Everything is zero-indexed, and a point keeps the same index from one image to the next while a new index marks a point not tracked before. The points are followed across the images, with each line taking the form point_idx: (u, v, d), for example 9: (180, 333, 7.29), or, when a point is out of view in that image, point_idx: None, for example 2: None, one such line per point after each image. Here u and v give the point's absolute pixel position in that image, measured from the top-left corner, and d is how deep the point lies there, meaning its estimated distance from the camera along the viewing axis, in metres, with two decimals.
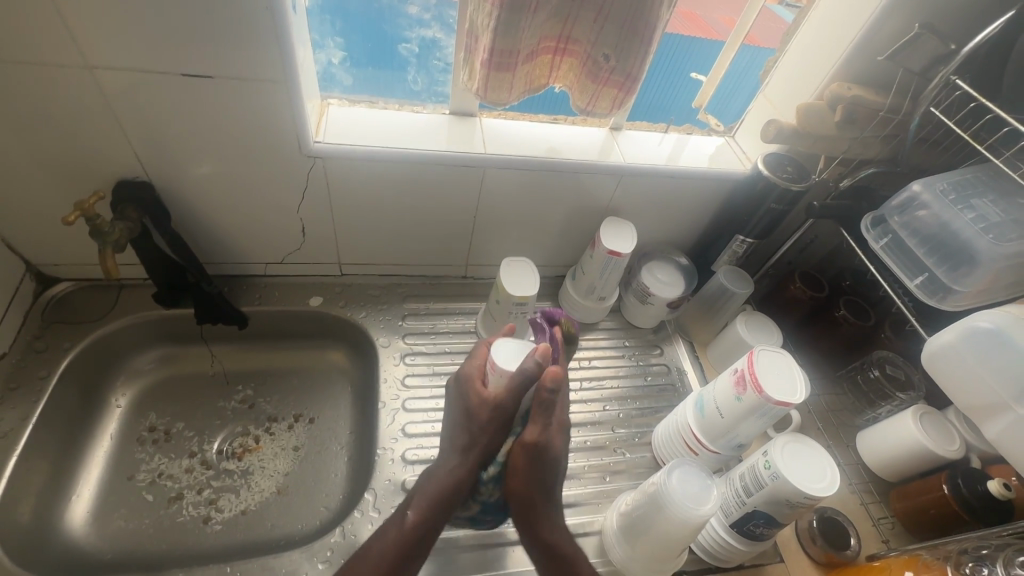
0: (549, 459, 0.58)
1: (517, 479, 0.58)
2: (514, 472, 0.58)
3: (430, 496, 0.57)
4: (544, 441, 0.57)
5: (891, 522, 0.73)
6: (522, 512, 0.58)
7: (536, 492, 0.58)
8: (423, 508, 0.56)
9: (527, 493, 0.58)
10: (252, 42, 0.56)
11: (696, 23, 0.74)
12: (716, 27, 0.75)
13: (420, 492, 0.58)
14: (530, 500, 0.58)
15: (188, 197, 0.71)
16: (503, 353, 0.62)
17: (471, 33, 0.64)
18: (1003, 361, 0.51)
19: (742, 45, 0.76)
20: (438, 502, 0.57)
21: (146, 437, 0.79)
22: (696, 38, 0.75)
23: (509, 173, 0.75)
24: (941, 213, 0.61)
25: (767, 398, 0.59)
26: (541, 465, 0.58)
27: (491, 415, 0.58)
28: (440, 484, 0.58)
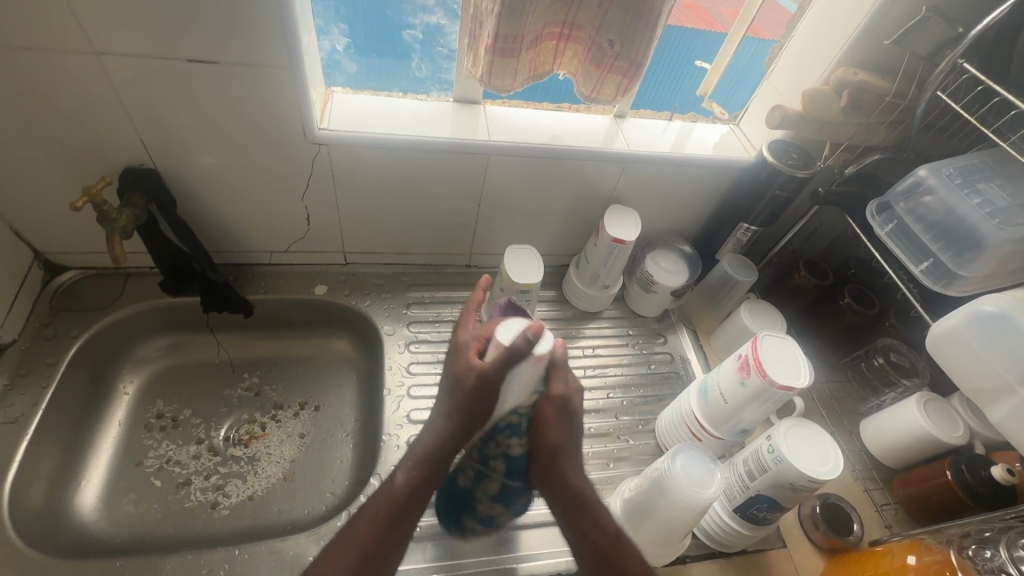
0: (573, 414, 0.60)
1: (547, 430, 0.58)
2: (546, 426, 0.58)
3: (421, 459, 0.57)
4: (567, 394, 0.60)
5: (894, 508, 0.73)
6: (551, 465, 0.58)
7: (566, 445, 0.59)
8: (412, 469, 0.56)
9: (559, 442, 0.58)
10: (257, 28, 0.56)
11: (700, 14, 0.74)
12: (720, 17, 0.75)
13: (410, 453, 0.58)
14: (558, 452, 0.58)
15: (195, 185, 0.71)
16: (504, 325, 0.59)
17: (475, 19, 0.64)
18: (1008, 345, 0.51)
19: (746, 36, 0.76)
20: (424, 463, 0.57)
21: (154, 424, 0.79)
22: (699, 31, 0.75)
23: (513, 161, 0.75)
24: (947, 198, 0.61)
25: (770, 382, 0.60)
26: (569, 417, 0.59)
27: (475, 385, 0.56)
28: (427, 448, 0.57)
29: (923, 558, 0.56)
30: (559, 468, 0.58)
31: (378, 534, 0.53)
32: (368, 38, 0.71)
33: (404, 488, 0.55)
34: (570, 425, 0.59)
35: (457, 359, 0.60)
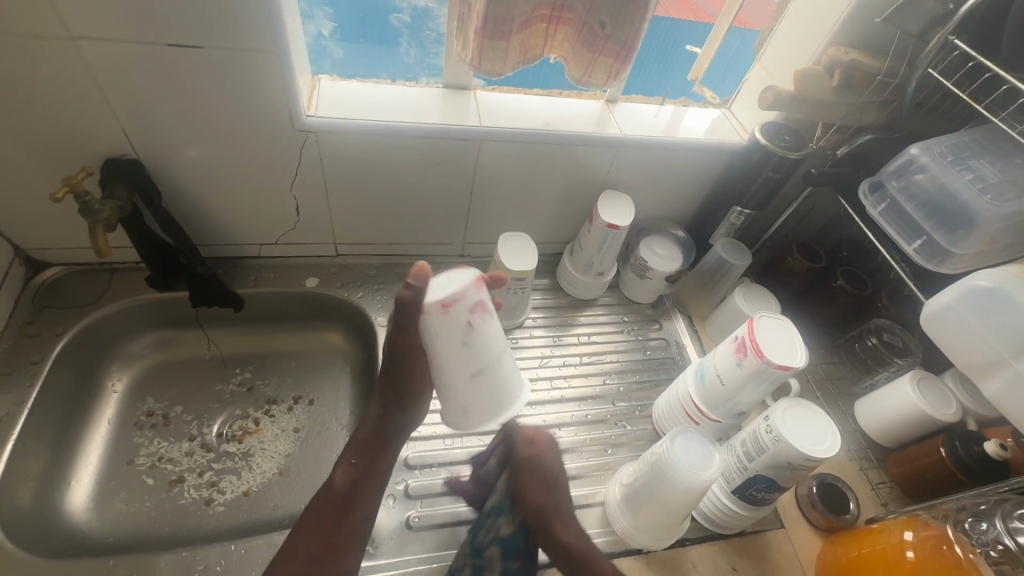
0: (553, 479, 0.62)
1: (530, 496, 0.60)
2: (526, 489, 0.61)
3: (357, 451, 0.62)
4: (534, 455, 0.63)
5: (889, 486, 0.74)
6: (537, 525, 0.59)
7: (551, 505, 0.60)
8: (352, 461, 0.62)
9: (541, 507, 0.60)
10: (238, 9, 0.54)
11: (686, 6, 0.74)
12: (705, 10, 0.75)
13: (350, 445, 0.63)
14: (545, 509, 0.59)
15: (179, 176, 0.69)
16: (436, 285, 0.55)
17: (464, 1, 0.63)
18: (1001, 319, 0.51)
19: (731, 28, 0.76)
20: (364, 453, 0.62)
21: (144, 421, 0.78)
22: (687, 23, 0.75)
23: (505, 147, 0.75)
24: (939, 175, 0.61)
25: (767, 362, 0.59)
26: (548, 485, 0.61)
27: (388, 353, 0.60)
28: (364, 438, 0.63)
29: (920, 534, 0.56)
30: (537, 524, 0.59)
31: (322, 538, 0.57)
32: (354, 23, 0.69)
33: (345, 486, 0.60)
34: (546, 482, 0.61)
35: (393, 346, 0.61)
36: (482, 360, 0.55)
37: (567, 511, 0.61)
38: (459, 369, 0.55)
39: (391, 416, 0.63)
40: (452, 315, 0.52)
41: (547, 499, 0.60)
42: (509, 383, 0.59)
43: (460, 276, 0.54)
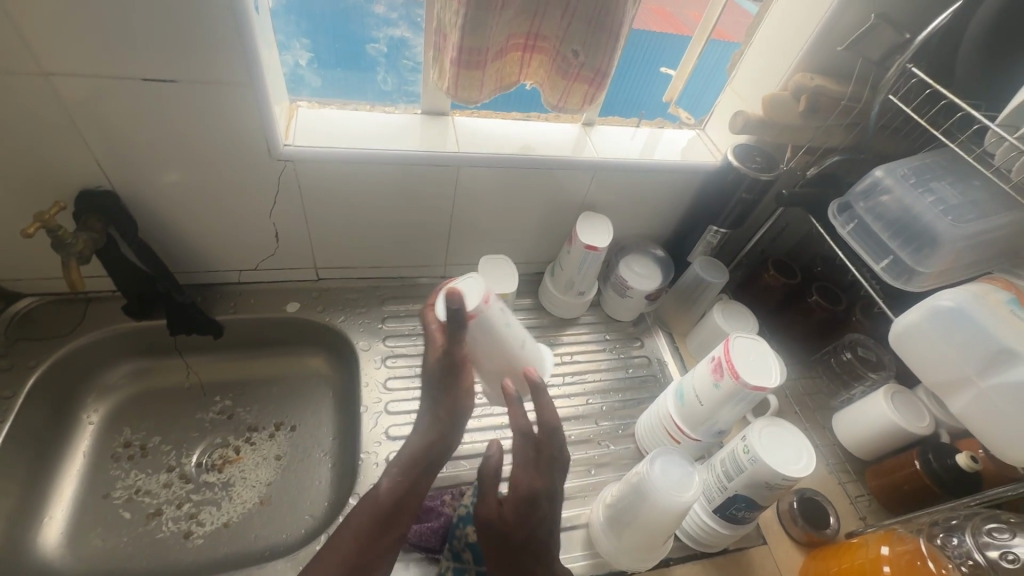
0: (519, 546, 0.55)
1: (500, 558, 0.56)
2: (490, 555, 0.57)
3: (408, 462, 0.59)
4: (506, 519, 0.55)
5: (868, 499, 0.75)
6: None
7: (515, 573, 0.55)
8: (400, 471, 0.58)
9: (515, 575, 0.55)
10: (212, 44, 0.55)
11: (666, 19, 0.76)
12: (684, 22, 0.77)
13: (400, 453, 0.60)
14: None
15: (155, 206, 0.69)
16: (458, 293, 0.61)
17: (439, 32, 0.64)
18: (965, 339, 0.53)
19: (709, 40, 0.78)
20: (414, 466, 0.59)
21: (121, 453, 0.77)
22: (667, 35, 0.77)
23: (484, 171, 0.75)
24: (903, 197, 0.63)
25: (743, 383, 0.60)
26: (515, 552, 0.55)
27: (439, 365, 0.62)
28: (415, 452, 0.60)
29: (896, 548, 0.57)
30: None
31: (362, 547, 0.53)
32: (332, 52, 0.69)
33: (389, 496, 0.56)
34: (529, 549, 0.55)
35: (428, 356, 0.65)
36: (519, 338, 0.63)
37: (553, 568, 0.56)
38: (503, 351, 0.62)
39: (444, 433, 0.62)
40: (493, 304, 0.60)
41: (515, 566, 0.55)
42: (539, 358, 0.66)
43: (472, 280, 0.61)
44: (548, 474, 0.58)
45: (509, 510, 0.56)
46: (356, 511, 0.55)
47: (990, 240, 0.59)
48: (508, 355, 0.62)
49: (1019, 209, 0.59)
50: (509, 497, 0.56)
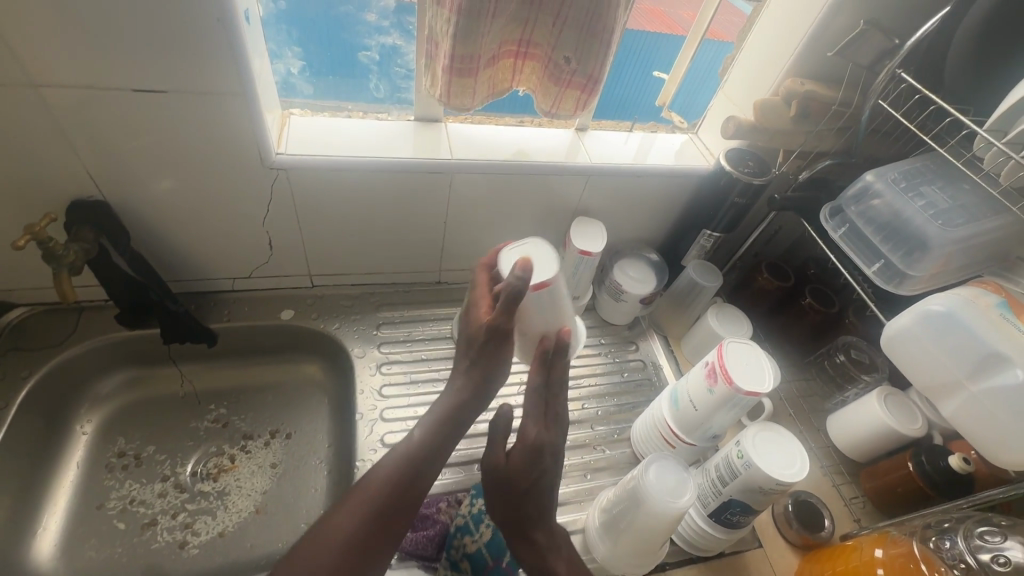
0: (523, 492, 0.56)
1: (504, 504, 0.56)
2: (493, 501, 0.57)
3: (442, 415, 0.57)
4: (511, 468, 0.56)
5: (862, 501, 0.76)
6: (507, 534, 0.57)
7: (515, 520, 0.56)
8: (432, 425, 0.57)
9: (516, 522, 0.56)
10: (203, 54, 0.55)
11: (662, 19, 0.76)
12: (679, 23, 0.77)
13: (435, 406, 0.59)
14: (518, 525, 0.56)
15: (147, 215, 0.69)
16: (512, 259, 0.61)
17: (430, 39, 0.64)
18: (955, 343, 0.53)
19: (703, 41, 0.78)
20: (443, 423, 0.57)
21: (115, 463, 0.77)
22: (663, 34, 0.77)
23: (477, 177, 0.75)
24: (894, 201, 0.63)
25: (736, 388, 0.60)
26: (519, 498, 0.56)
27: (486, 330, 0.59)
28: (449, 407, 0.58)
29: (890, 552, 0.57)
30: (516, 536, 0.56)
31: (387, 494, 0.51)
32: (325, 60, 0.69)
33: (421, 447, 0.55)
34: (533, 498, 0.56)
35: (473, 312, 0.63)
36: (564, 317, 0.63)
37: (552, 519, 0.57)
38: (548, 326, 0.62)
39: (478, 392, 0.60)
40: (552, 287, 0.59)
41: (517, 513, 0.56)
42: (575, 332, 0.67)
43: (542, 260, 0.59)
44: (555, 429, 0.59)
45: (518, 458, 0.56)
46: (386, 458, 0.54)
47: (980, 244, 0.60)
48: (550, 330, 0.62)
49: (1008, 212, 0.59)
50: (516, 447, 0.57)
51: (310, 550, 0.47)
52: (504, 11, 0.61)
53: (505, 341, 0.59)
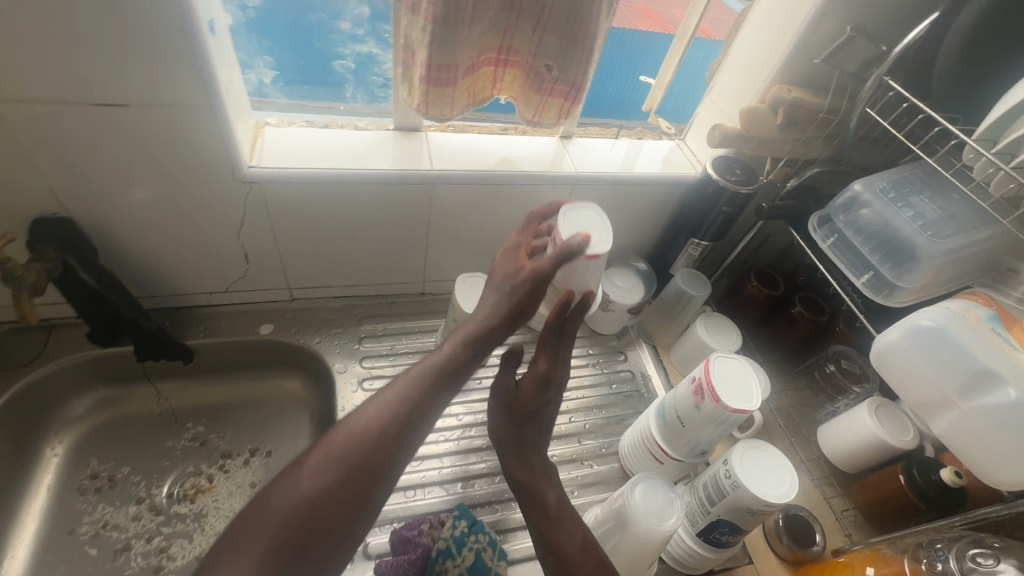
0: (527, 415, 0.60)
1: (507, 423, 0.61)
2: (495, 418, 0.61)
3: (470, 336, 0.53)
4: (515, 391, 0.60)
5: (854, 514, 0.75)
6: (501, 452, 0.61)
7: (511, 439, 0.61)
8: (460, 345, 0.52)
9: (512, 439, 0.61)
10: (166, 65, 0.52)
11: (652, 18, 0.75)
12: (669, 21, 0.75)
13: (464, 326, 0.54)
14: (517, 443, 0.61)
15: (116, 232, 0.67)
16: (567, 216, 0.61)
17: (406, 48, 0.62)
18: (946, 359, 0.52)
19: (694, 39, 0.76)
20: (469, 345, 0.52)
21: (88, 486, 0.74)
22: (654, 34, 0.76)
23: (459, 188, 0.74)
24: (882, 211, 0.62)
25: (723, 406, 0.59)
26: (523, 421, 0.61)
27: (528, 275, 0.54)
28: (478, 326, 0.54)
29: (881, 570, 0.56)
30: (510, 453, 0.60)
31: (407, 412, 0.48)
32: (298, 71, 0.68)
33: (445, 368, 0.51)
34: (533, 422, 0.61)
35: (507, 253, 0.59)
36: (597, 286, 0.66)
37: (544, 444, 0.62)
38: (580, 287, 0.65)
39: (509, 323, 0.54)
40: (599, 260, 0.62)
41: (515, 434, 0.60)
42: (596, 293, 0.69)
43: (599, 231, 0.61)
44: (560, 367, 0.61)
45: (528, 387, 0.60)
46: (403, 377, 0.51)
47: (971, 255, 0.58)
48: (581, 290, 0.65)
49: (997, 223, 0.58)
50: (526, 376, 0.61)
51: (325, 448, 0.46)
52: (481, 18, 0.59)
53: (542, 291, 0.55)
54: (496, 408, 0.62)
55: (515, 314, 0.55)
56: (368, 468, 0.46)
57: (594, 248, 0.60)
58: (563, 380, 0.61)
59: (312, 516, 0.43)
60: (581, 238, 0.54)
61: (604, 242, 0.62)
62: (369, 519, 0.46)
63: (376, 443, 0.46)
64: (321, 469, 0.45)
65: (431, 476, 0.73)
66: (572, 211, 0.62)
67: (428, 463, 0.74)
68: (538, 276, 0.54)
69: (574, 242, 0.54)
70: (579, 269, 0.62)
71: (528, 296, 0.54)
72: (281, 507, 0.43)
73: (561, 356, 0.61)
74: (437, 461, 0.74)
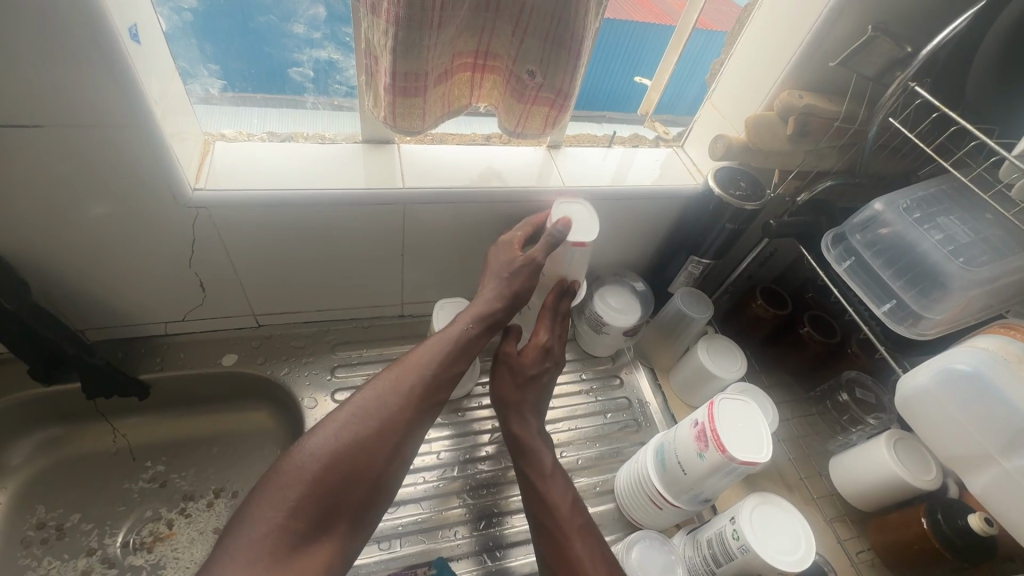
0: (527, 379, 0.67)
1: (510, 384, 0.67)
2: (499, 379, 0.68)
3: (479, 316, 0.62)
4: (518, 356, 0.68)
5: (870, 557, 0.69)
6: (501, 411, 0.67)
7: (512, 400, 0.67)
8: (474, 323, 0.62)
9: (513, 398, 0.67)
10: (86, 78, 0.45)
11: (646, 8, 0.68)
12: (666, 10, 0.68)
13: (467, 312, 0.63)
14: (514, 404, 0.67)
15: (51, 261, 0.60)
16: (567, 209, 0.66)
17: (369, 54, 0.54)
18: (985, 409, 0.46)
19: (694, 31, 0.68)
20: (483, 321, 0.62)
21: (33, 537, 0.67)
22: (650, 25, 0.68)
23: (436, 207, 0.67)
24: (906, 232, 0.55)
25: (730, 457, 0.52)
26: (526, 383, 0.67)
27: (523, 263, 0.63)
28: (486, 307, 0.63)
29: None
30: (510, 412, 0.66)
31: (424, 378, 0.57)
32: (248, 78, 0.62)
33: (454, 346, 0.60)
34: (530, 386, 0.68)
35: (503, 248, 0.66)
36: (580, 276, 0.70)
37: (542, 409, 0.69)
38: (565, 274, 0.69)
39: (509, 307, 0.64)
40: (584, 248, 0.64)
41: (515, 394, 0.67)
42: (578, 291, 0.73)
43: (579, 225, 0.65)
44: (558, 339, 0.71)
45: (530, 355, 0.68)
46: (427, 347, 0.60)
47: (1009, 285, 0.52)
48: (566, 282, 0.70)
49: None
50: (528, 346, 0.69)
51: (369, 395, 0.55)
52: (452, 20, 0.51)
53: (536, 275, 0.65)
54: (502, 368, 0.68)
55: (514, 299, 0.65)
56: (391, 422, 0.54)
57: (577, 237, 0.63)
58: (557, 357, 0.71)
59: (341, 462, 0.50)
60: (563, 223, 0.62)
61: (586, 234, 0.64)
62: (388, 468, 0.53)
63: (398, 402, 0.55)
64: (353, 421, 0.52)
65: (408, 524, 0.66)
66: (569, 207, 0.67)
67: (405, 509, 0.67)
68: (532, 266, 0.63)
69: (557, 229, 0.62)
70: (561, 258, 0.67)
71: (524, 279, 0.64)
72: (316, 451, 0.50)
73: (558, 329, 0.71)
74: (414, 506, 0.68)
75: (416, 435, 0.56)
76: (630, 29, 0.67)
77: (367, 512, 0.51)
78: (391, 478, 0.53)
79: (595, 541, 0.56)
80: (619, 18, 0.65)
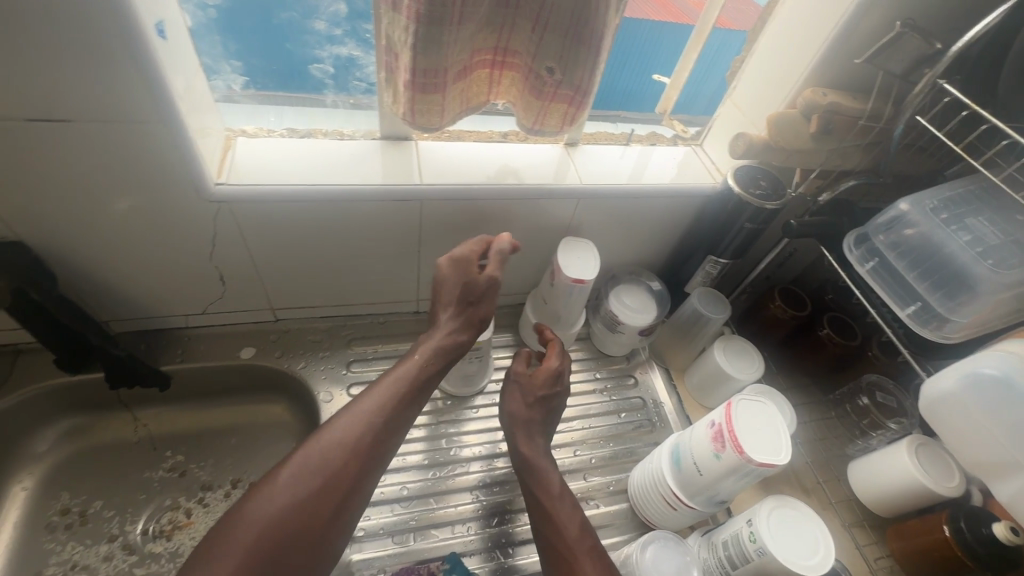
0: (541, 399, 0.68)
1: (524, 403, 0.68)
2: (512, 397, 0.69)
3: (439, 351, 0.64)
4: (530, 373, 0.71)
5: (889, 562, 0.68)
6: (512, 432, 0.67)
7: (523, 417, 0.67)
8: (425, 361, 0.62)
9: (526, 417, 0.67)
10: (115, 74, 0.46)
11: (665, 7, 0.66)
12: (683, 8, 0.67)
13: (427, 345, 0.64)
14: (522, 424, 0.67)
15: (74, 254, 0.61)
16: (570, 247, 0.71)
17: (389, 50, 0.55)
18: (1013, 415, 0.45)
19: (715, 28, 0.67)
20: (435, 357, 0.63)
21: (57, 523, 0.69)
22: (666, 24, 0.67)
23: (452, 203, 0.67)
24: (932, 232, 0.54)
25: (748, 458, 0.52)
26: (540, 403, 0.68)
27: (483, 282, 0.64)
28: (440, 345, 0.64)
29: None
30: (520, 432, 0.66)
31: (378, 418, 0.57)
32: (269, 75, 0.63)
33: (407, 386, 0.60)
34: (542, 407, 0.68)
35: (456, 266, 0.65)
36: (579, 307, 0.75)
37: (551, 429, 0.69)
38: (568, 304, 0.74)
39: (473, 331, 0.66)
40: (584, 285, 0.70)
41: (530, 412, 0.68)
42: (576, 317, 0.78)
43: (580, 262, 0.70)
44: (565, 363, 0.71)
45: (543, 378, 0.69)
46: (379, 387, 0.59)
47: None
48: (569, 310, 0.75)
49: None
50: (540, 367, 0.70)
51: (313, 447, 0.54)
52: (472, 16, 0.51)
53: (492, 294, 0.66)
54: (517, 386, 0.69)
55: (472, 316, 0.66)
56: (337, 472, 0.53)
57: (576, 275, 0.68)
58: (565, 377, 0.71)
59: (284, 521, 0.49)
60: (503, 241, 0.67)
61: (584, 272, 0.69)
62: (339, 516, 0.52)
63: (344, 451, 0.54)
64: (296, 476, 0.51)
65: (421, 520, 0.67)
66: (570, 245, 0.71)
67: (419, 504, 0.68)
68: (491, 286, 0.65)
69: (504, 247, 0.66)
70: (566, 290, 0.72)
71: (486, 299, 0.66)
72: (260, 510, 0.49)
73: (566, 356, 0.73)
74: (427, 501, 0.68)
75: (369, 479, 0.55)
76: (649, 27, 0.66)
77: (320, 563, 0.51)
78: (343, 526, 0.52)
79: (603, 562, 0.56)
80: (641, 15, 0.65)
